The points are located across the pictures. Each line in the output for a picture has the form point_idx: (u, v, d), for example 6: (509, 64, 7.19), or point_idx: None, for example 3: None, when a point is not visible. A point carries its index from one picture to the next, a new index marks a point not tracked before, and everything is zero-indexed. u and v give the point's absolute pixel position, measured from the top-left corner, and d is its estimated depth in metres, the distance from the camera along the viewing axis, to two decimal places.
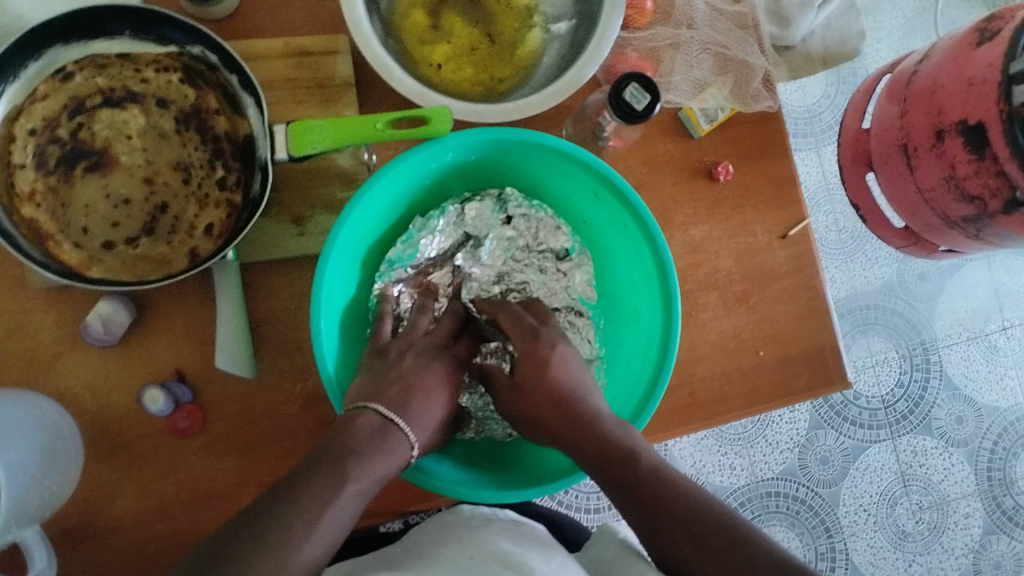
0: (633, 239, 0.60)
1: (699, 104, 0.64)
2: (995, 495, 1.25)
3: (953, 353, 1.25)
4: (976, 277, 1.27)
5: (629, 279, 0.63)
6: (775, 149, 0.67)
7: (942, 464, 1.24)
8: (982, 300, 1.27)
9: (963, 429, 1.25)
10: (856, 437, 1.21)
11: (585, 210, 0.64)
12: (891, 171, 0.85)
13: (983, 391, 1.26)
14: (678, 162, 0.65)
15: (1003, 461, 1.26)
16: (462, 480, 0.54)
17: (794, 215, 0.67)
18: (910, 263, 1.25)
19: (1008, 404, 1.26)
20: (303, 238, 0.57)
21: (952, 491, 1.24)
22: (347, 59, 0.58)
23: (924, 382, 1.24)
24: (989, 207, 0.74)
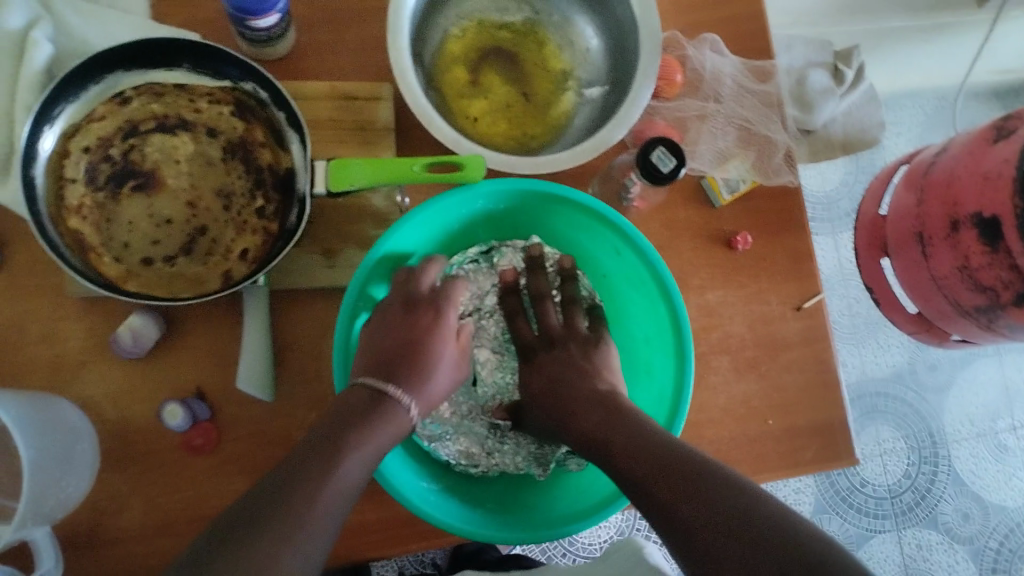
0: (650, 295, 0.62)
1: (722, 175, 0.66)
2: None
3: (961, 448, 1.25)
4: (988, 373, 1.28)
5: (643, 334, 0.65)
6: (793, 223, 0.69)
7: (947, 560, 1.22)
8: (993, 396, 1.27)
9: (969, 526, 1.23)
10: (861, 525, 1.21)
11: (606, 265, 0.66)
12: (905, 257, 0.87)
13: (991, 489, 1.25)
14: (699, 228, 0.67)
15: (1009, 562, 1.24)
16: (466, 518, 0.55)
17: (808, 289, 0.69)
18: (921, 354, 1.26)
19: (1017, 504, 1.25)
20: (332, 270, 0.59)
21: None
22: (389, 106, 0.61)
23: (931, 475, 1.24)
24: (1001, 298, 0.76)
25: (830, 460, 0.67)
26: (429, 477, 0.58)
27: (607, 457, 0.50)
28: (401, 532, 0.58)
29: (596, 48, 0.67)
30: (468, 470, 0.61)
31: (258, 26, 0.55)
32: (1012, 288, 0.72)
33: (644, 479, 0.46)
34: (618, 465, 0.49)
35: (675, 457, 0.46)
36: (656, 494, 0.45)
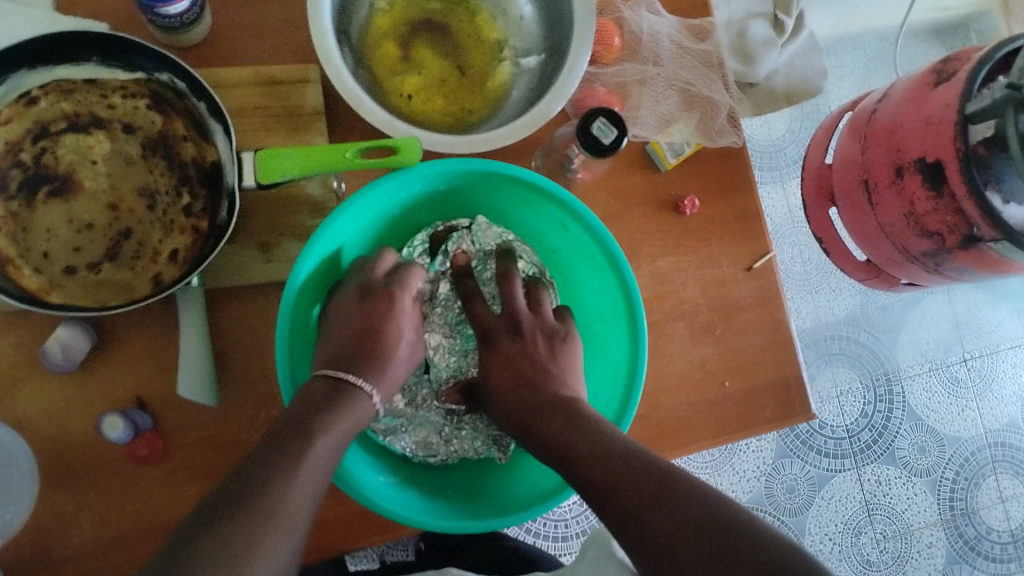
0: (600, 268, 0.61)
1: (666, 138, 0.65)
2: (957, 525, 1.27)
3: (915, 384, 1.28)
4: (937, 309, 1.30)
5: (595, 307, 0.64)
6: (739, 184, 0.68)
7: (905, 493, 1.25)
8: (943, 332, 1.30)
9: (926, 458, 1.27)
10: (822, 466, 1.23)
11: (554, 241, 0.65)
12: (853, 206, 0.87)
13: (945, 422, 1.28)
14: (646, 194, 0.66)
15: (965, 490, 1.28)
16: (425, 510, 0.54)
17: (758, 248, 0.68)
18: (873, 296, 1.27)
19: (969, 434, 1.29)
20: (270, 265, 0.57)
21: (916, 521, 1.25)
22: (317, 89, 0.59)
23: (887, 414, 1.26)
24: (947, 242, 0.76)
25: (788, 417, 0.67)
26: (386, 471, 0.57)
27: (568, 464, 0.49)
28: (361, 527, 0.57)
29: (529, 15, 0.64)
30: (427, 460, 0.60)
31: (168, 13, 0.52)
32: (958, 232, 0.73)
33: (607, 488, 0.45)
34: (580, 475, 0.48)
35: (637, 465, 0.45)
36: (620, 504, 0.44)
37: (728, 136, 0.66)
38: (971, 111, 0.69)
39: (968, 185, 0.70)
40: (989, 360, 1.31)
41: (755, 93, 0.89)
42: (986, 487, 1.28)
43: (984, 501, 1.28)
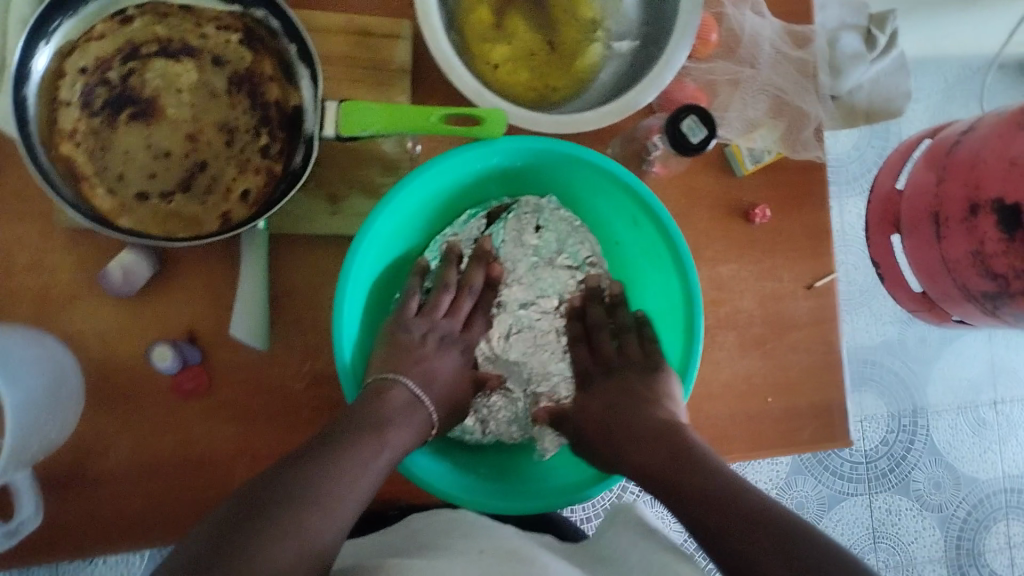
0: (663, 268, 0.60)
1: (747, 144, 0.64)
2: (961, 565, 1.26)
3: (940, 420, 1.26)
4: (975, 348, 1.28)
5: (655, 305, 0.63)
6: (814, 199, 0.67)
7: (914, 526, 1.25)
8: (977, 371, 1.28)
9: (939, 494, 1.26)
10: (834, 488, 1.22)
11: (619, 233, 0.63)
12: (917, 237, 0.85)
13: (965, 462, 1.27)
14: (718, 197, 0.65)
15: (973, 532, 1.27)
16: (460, 485, 0.54)
17: (823, 267, 0.67)
18: (913, 326, 1.25)
19: (987, 477, 1.27)
20: (337, 218, 0.57)
21: (919, 555, 1.25)
22: (406, 46, 0.58)
23: (909, 444, 1.25)
24: (1011, 287, 0.74)
25: (828, 443, 0.66)
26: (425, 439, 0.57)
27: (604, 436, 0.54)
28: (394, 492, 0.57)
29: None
30: (462, 436, 0.61)
31: None
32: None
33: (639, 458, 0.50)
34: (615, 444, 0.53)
35: (701, 460, 0.47)
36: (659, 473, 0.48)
37: (812, 150, 0.64)
38: None
39: None
40: (1018, 407, 1.30)
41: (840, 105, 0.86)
42: (996, 532, 1.28)
43: (992, 545, 1.28)
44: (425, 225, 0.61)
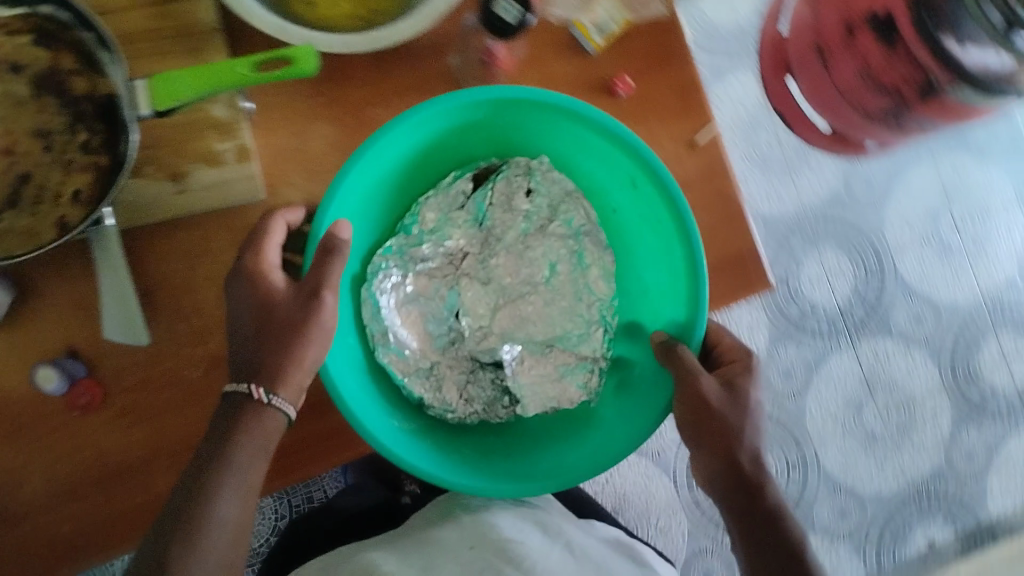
0: (666, 237, 0.59)
1: (589, 17, 0.62)
2: (962, 391, 1.28)
3: (906, 255, 1.26)
4: (922, 172, 1.28)
5: (656, 281, 0.62)
6: (674, 57, 0.65)
7: (906, 365, 1.26)
8: (930, 195, 1.28)
9: (923, 326, 1.27)
10: (816, 350, 1.23)
11: (616, 199, 0.63)
12: (807, 73, 0.84)
13: (940, 289, 1.28)
14: (575, 79, 0.64)
15: (967, 355, 1.29)
16: (448, 468, 0.54)
17: (699, 122, 0.65)
18: (854, 168, 1.25)
19: (966, 297, 1.29)
20: (184, 196, 0.56)
21: (918, 391, 1.26)
22: (210, 6, 0.55)
23: (880, 284, 1.25)
24: (905, 96, 0.75)
25: (750, 291, 0.66)
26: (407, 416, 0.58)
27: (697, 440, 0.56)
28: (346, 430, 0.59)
29: None
30: (444, 415, 0.60)
31: None
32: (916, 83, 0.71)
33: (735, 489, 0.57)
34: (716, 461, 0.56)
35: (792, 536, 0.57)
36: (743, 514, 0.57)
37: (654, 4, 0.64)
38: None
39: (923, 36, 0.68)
40: (978, 222, 1.31)
41: None
42: (988, 349, 1.30)
43: (987, 363, 1.29)
44: (399, 189, 0.61)
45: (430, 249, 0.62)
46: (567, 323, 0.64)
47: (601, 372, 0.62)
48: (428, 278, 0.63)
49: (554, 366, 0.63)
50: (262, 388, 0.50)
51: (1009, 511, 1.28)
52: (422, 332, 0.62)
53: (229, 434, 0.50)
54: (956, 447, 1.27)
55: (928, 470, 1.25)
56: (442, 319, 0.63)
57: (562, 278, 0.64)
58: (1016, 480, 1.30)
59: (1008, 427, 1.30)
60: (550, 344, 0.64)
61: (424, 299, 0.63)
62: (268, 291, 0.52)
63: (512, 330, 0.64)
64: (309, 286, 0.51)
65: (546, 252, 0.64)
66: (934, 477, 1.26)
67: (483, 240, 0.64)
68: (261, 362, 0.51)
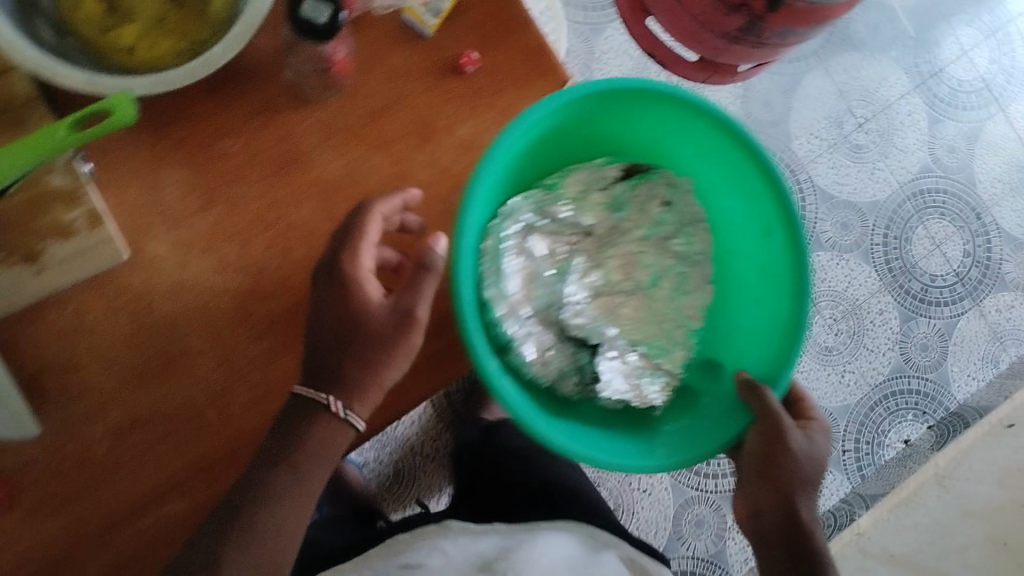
0: (780, 289, 0.69)
1: (418, 2, 0.63)
2: (901, 284, 1.37)
3: (819, 167, 1.36)
4: (818, 84, 1.36)
5: (752, 326, 0.73)
6: (513, 20, 0.65)
7: (842, 272, 1.36)
8: (831, 103, 1.36)
9: (850, 235, 1.36)
10: None
11: (735, 243, 0.75)
12: (663, 8, 0.85)
13: (859, 192, 1.37)
14: (422, 66, 0.63)
15: (899, 249, 1.37)
16: (558, 424, 0.63)
17: (555, 81, 0.66)
18: (750, 95, 1.35)
19: (886, 195, 1.37)
20: (45, 275, 0.56)
21: (860, 294, 1.36)
22: (22, 74, 0.54)
23: (801, 203, 1.35)
24: (756, 10, 0.75)
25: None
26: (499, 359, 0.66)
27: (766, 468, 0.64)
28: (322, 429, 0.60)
29: None
30: (523, 365, 0.69)
31: None
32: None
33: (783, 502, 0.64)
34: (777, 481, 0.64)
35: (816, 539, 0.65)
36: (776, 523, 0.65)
37: None
38: None
39: None
40: (882, 118, 1.38)
41: None
42: (919, 238, 1.38)
43: (919, 253, 1.38)
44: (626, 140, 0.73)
45: (570, 215, 0.75)
46: (659, 334, 0.77)
47: (672, 388, 0.74)
48: (553, 245, 0.75)
49: (635, 371, 0.74)
50: (339, 401, 0.56)
51: (975, 395, 1.36)
52: (523, 283, 0.72)
53: (293, 441, 0.57)
54: (908, 340, 1.36)
55: (887, 368, 1.35)
56: (546, 284, 0.74)
57: (659, 294, 0.77)
58: (975, 363, 1.38)
59: (956, 313, 1.38)
60: (636, 350, 0.75)
61: (546, 266, 0.75)
62: (360, 301, 0.56)
63: (600, 319, 0.76)
64: (402, 310, 0.56)
65: (655, 266, 0.77)
66: (896, 378, 1.36)
67: (612, 229, 0.77)
68: (341, 370, 0.57)
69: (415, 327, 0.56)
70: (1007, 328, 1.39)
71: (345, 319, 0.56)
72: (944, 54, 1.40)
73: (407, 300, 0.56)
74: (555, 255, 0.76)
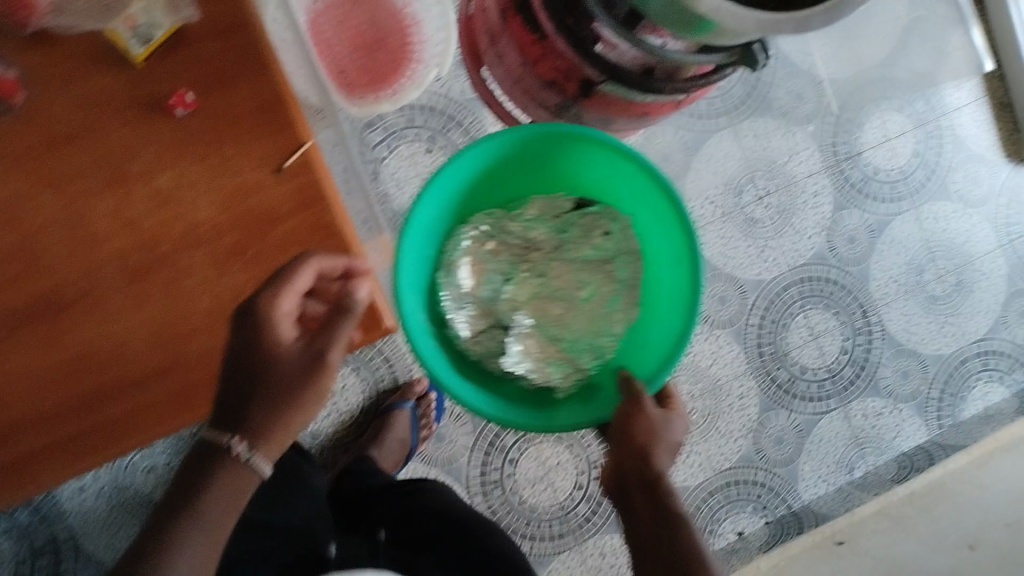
0: (678, 311, 0.78)
1: (123, 23, 0.53)
2: (768, 370, 1.29)
3: (709, 234, 1.27)
4: (723, 147, 1.27)
5: (662, 340, 0.80)
6: (249, 66, 0.55)
7: (710, 348, 1.27)
8: (733, 169, 1.27)
9: (726, 309, 1.27)
10: None
11: (663, 273, 0.82)
12: (491, 63, 0.77)
13: (744, 267, 1.27)
14: (123, 97, 0.54)
15: (773, 334, 1.29)
16: (459, 386, 0.75)
17: (290, 143, 0.56)
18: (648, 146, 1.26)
19: (772, 275, 1.28)
20: None
21: (723, 374, 1.28)
22: None
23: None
24: (569, 91, 0.68)
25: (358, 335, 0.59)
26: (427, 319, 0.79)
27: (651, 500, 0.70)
28: None
29: None
30: (455, 336, 0.81)
31: None
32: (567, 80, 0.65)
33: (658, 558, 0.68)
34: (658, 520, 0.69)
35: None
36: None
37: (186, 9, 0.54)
38: None
39: (553, 20, 0.62)
40: (783, 194, 1.29)
41: None
42: (796, 327, 1.29)
43: (795, 342, 1.29)
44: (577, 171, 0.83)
45: (518, 230, 0.84)
46: (586, 335, 0.84)
47: (577, 381, 0.82)
48: (497, 248, 0.85)
49: (542, 363, 0.82)
50: (243, 442, 0.54)
51: (820, 498, 1.30)
52: (474, 276, 0.83)
53: (201, 482, 0.54)
54: (763, 431, 1.28)
55: (735, 454, 1.27)
56: (491, 283, 0.84)
57: (593, 306, 0.84)
58: (829, 466, 1.30)
59: (819, 411, 1.30)
60: (553, 346, 0.83)
61: (491, 264, 0.84)
62: (276, 340, 0.55)
63: (534, 317, 0.84)
64: (312, 352, 0.56)
65: (593, 283, 0.84)
66: (742, 467, 1.28)
67: (555, 246, 0.85)
68: (252, 415, 0.54)
69: (323, 374, 0.56)
70: (869, 435, 1.32)
71: (255, 359, 0.54)
72: (863, 138, 1.30)
73: (321, 343, 0.56)
74: (497, 261, 0.85)
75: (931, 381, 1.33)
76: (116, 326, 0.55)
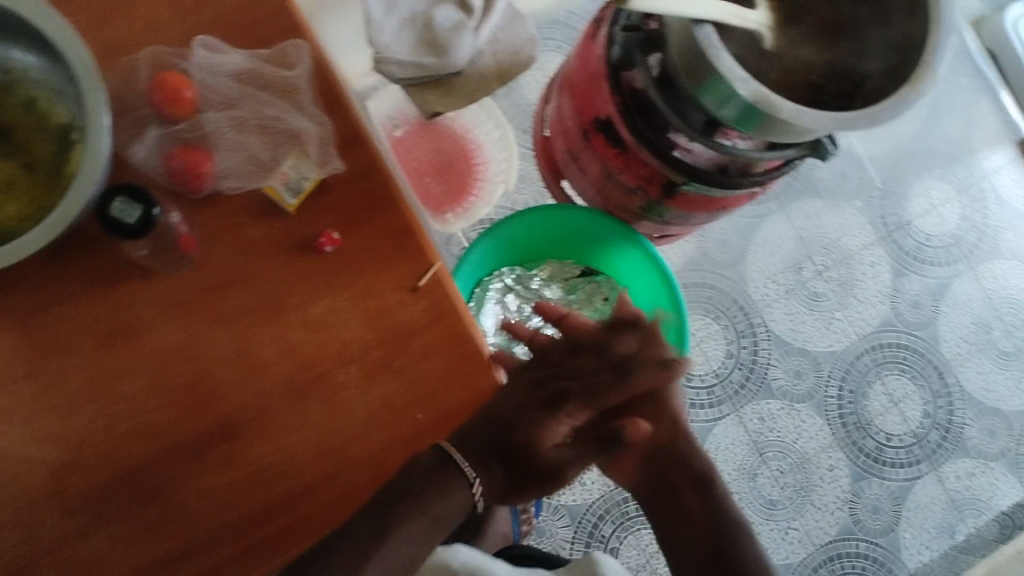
0: None
1: (278, 179, 0.63)
2: (854, 440, 1.30)
3: (774, 311, 1.32)
4: (776, 231, 1.34)
5: None
6: (381, 203, 0.64)
7: (793, 423, 1.29)
8: (789, 249, 1.34)
9: (804, 382, 1.30)
10: (700, 419, 1.27)
11: None
12: (575, 175, 0.86)
13: (815, 341, 1.32)
14: (280, 241, 0.63)
15: (853, 403, 1.31)
16: None
17: (421, 265, 0.64)
18: (707, 235, 1.34)
19: (842, 345, 1.32)
20: None
21: (810, 447, 1.29)
22: None
23: (754, 347, 1.30)
24: (652, 193, 0.76)
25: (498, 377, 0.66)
26: None
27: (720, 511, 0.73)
28: None
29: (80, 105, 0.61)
30: None
31: None
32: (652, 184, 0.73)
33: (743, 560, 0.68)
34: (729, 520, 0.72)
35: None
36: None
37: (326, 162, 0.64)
38: (616, 57, 0.70)
39: (631, 132, 0.71)
40: (843, 267, 1.34)
41: (463, 82, 0.92)
42: (875, 394, 1.31)
43: (875, 409, 1.31)
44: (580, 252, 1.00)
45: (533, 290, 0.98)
46: None
47: None
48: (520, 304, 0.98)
49: None
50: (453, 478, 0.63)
51: (928, 565, 1.26)
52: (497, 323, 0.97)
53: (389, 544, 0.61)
54: (859, 501, 1.27)
55: (833, 528, 1.25)
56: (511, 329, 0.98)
57: None
58: (930, 532, 1.27)
59: (912, 477, 1.29)
60: None
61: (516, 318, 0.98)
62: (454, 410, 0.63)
63: None
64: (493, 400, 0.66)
65: None
66: (843, 539, 1.25)
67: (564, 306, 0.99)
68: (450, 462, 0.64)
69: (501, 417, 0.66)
70: (965, 497, 1.29)
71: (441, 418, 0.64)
72: (912, 207, 1.36)
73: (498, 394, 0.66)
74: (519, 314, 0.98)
75: (1018, 438, 1.33)
76: (288, 442, 0.62)
